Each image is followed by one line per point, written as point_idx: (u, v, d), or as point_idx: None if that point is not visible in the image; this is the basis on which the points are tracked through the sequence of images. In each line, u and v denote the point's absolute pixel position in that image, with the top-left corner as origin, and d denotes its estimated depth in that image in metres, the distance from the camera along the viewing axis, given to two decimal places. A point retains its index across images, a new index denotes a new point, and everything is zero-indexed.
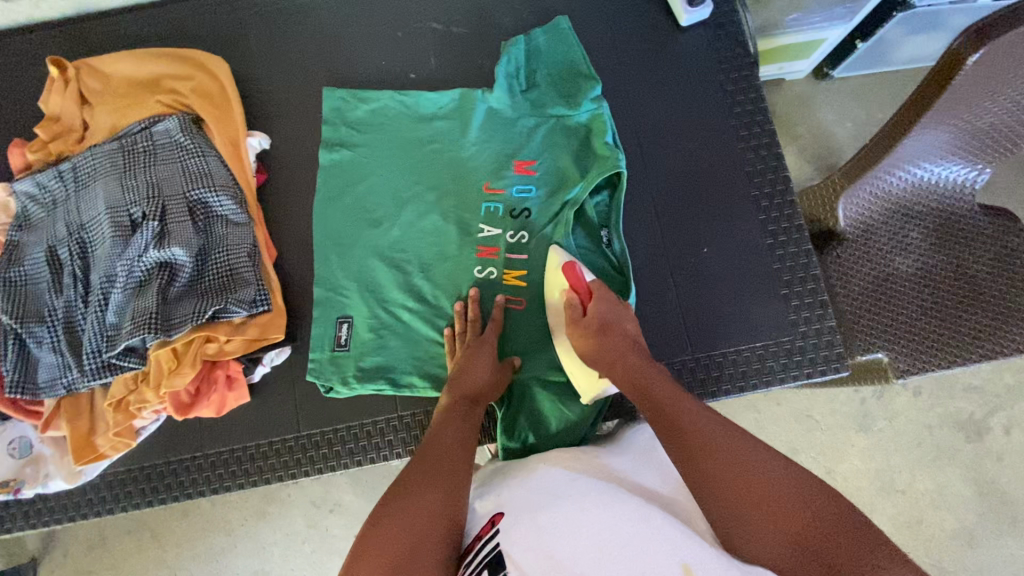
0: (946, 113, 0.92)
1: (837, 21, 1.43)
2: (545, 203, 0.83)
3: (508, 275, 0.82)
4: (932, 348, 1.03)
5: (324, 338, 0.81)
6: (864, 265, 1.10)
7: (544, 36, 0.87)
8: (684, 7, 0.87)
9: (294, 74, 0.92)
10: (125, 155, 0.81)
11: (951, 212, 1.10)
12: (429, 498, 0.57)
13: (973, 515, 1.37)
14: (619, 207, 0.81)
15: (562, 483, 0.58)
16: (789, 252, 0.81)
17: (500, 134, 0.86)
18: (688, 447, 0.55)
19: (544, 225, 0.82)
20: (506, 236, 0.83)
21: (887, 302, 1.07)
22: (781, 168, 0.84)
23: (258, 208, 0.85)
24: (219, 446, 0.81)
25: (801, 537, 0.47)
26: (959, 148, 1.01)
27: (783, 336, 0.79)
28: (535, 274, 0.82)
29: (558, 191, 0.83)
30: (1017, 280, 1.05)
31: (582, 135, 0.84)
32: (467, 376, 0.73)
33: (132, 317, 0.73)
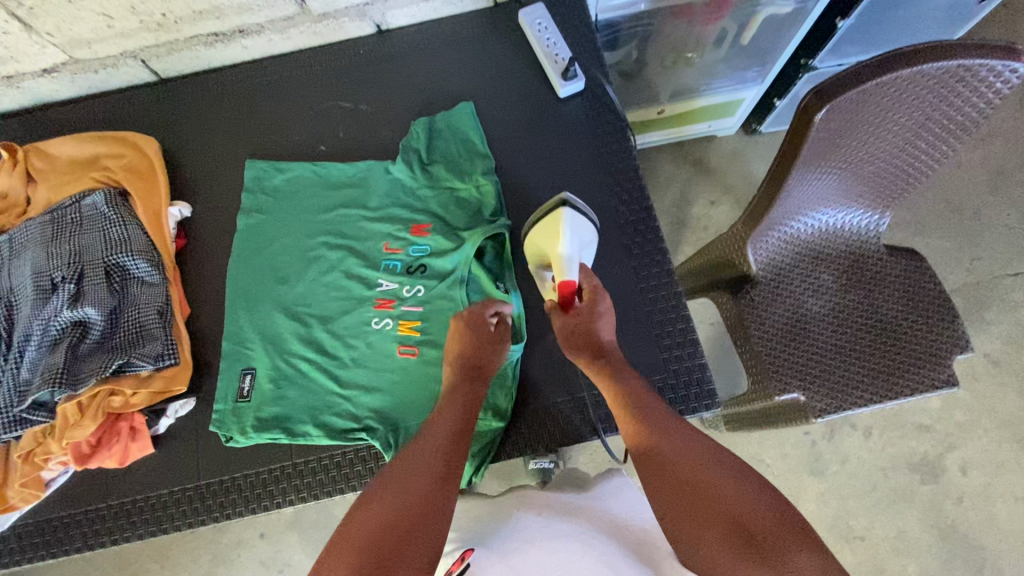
0: (812, 164, 1.00)
1: (750, 82, 1.55)
2: (438, 262, 0.90)
3: (402, 326, 0.88)
4: (846, 386, 1.09)
5: (229, 390, 0.86)
6: (778, 306, 1.18)
7: (447, 118, 0.97)
8: (560, 81, 0.96)
9: (216, 149, 1.01)
10: (55, 226, 0.89)
11: (858, 254, 1.20)
12: (420, 490, 0.63)
13: (937, 561, 1.34)
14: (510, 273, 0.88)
15: (533, 528, 0.65)
16: (663, 295, 0.87)
17: (400, 199, 0.95)
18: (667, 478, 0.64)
19: (436, 283, 0.89)
20: (402, 291, 0.89)
21: (800, 342, 1.15)
22: (654, 219, 0.91)
23: (175, 269, 0.93)
24: (123, 496, 0.84)
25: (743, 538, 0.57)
26: (844, 193, 1.11)
27: (657, 374, 0.83)
28: (428, 325, 0.87)
29: (447, 253, 0.90)
30: (924, 318, 1.13)
31: (474, 205, 0.92)
32: (477, 355, 0.79)
33: (42, 373, 0.79)
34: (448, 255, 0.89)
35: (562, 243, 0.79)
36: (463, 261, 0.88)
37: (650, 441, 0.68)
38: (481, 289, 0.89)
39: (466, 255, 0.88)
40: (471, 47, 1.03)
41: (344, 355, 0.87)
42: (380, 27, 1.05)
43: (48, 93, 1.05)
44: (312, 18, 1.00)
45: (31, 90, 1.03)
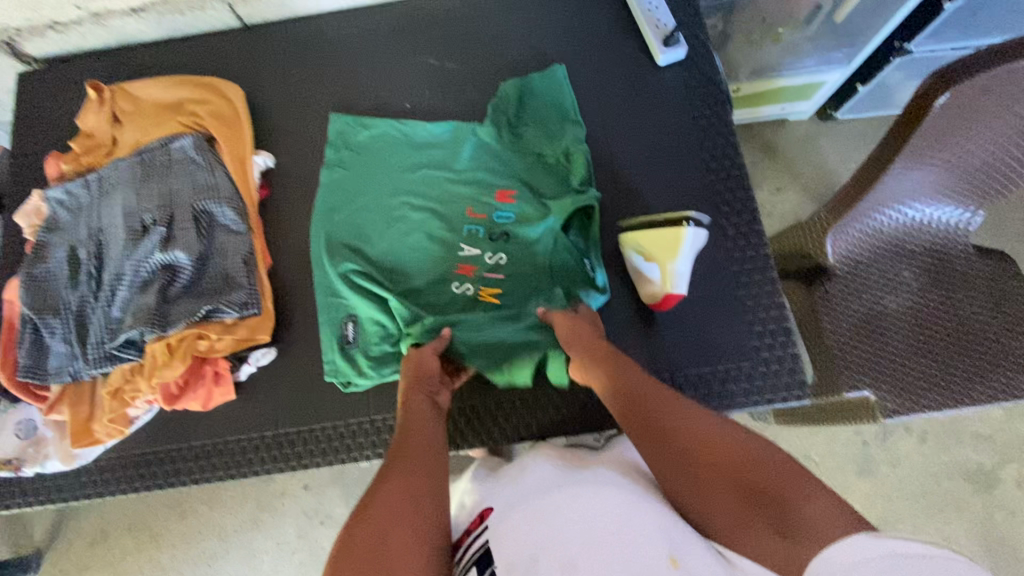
0: (919, 154, 0.94)
1: (835, 64, 1.43)
2: (522, 230, 0.87)
3: (483, 292, 0.86)
4: (919, 389, 1.04)
5: (333, 339, 0.86)
6: (853, 301, 1.12)
7: (539, 80, 0.93)
8: (660, 48, 0.92)
9: (300, 100, 1.00)
10: (144, 168, 0.89)
11: (942, 253, 1.13)
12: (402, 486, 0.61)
13: None
14: (596, 245, 0.86)
15: (543, 476, 0.64)
16: (756, 280, 0.84)
17: (486, 162, 0.92)
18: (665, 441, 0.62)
19: (519, 252, 0.87)
20: (484, 257, 0.88)
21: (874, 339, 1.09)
22: (751, 200, 0.87)
23: (259, 219, 0.92)
24: (203, 439, 0.86)
25: (755, 493, 0.54)
26: (943, 187, 1.04)
27: (745, 361, 0.80)
28: (508, 292, 0.86)
29: (532, 221, 0.88)
30: (1008, 325, 1.07)
31: (563, 174, 0.90)
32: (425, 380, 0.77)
33: (134, 312, 0.81)
34: (534, 223, 0.87)
35: (677, 261, 0.77)
36: (549, 228, 0.86)
37: (645, 411, 0.66)
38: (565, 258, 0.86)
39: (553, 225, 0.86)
40: (566, 8, 0.99)
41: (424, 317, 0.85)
42: None
43: (134, 34, 1.04)
44: None
45: (119, 29, 1.02)
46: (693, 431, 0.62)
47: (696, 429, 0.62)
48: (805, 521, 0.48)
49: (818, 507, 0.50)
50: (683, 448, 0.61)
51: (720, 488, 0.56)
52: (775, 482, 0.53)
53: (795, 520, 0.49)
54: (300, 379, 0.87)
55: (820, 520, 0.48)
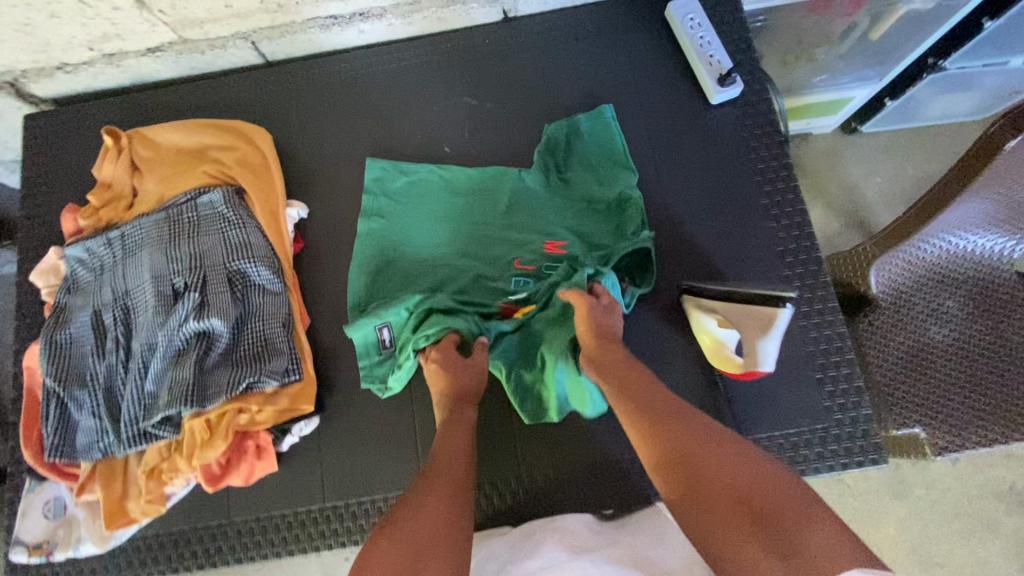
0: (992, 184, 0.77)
1: (867, 82, 1.37)
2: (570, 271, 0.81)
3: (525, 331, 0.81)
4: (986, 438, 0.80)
5: (368, 345, 0.82)
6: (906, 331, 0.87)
7: (587, 121, 0.89)
8: (716, 87, 0.87)
9: (331, 144, 0.94)
10: (171, 226, 0.84)
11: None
12: (432, 504, 0.58)
13: None
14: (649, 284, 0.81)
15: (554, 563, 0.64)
16: (824, 336, 0.80)
17: (531, 203, 0.88)
18: (663, 445, 0.59)
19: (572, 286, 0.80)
20: (534, 296, 0.82)
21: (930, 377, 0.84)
22: (815, 249, 0.83)
23: (294, 276, 0.87)
24: (245, 514, 0.81)
25: (752, 509, 0.50)
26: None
27: (818, 424, 0.77)
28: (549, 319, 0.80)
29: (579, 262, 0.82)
30: None
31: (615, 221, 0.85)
32: (452, 385, 0.74)
33: (170, 388, 0.75)
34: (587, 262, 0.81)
35: (766, 338, 0.69)
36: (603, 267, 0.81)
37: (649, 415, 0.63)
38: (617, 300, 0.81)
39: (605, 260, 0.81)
40: (612, 42, 0.94)
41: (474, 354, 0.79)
42: (508, 13, 0.96)
43: (150, 72, 0.98)
44: (439, 4, 0.92)
45: (133, 68, 0.96)
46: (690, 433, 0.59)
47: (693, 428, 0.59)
48: (806, 547, 0.46)
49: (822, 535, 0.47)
50: (680, 452, 0.57)
51: (715, 503, 0.52)
52: (773, 496, 0.51)
53: (796, 547, 0.46)
54: (346, 448, 0.82)
55: (821, 547, 0.46)
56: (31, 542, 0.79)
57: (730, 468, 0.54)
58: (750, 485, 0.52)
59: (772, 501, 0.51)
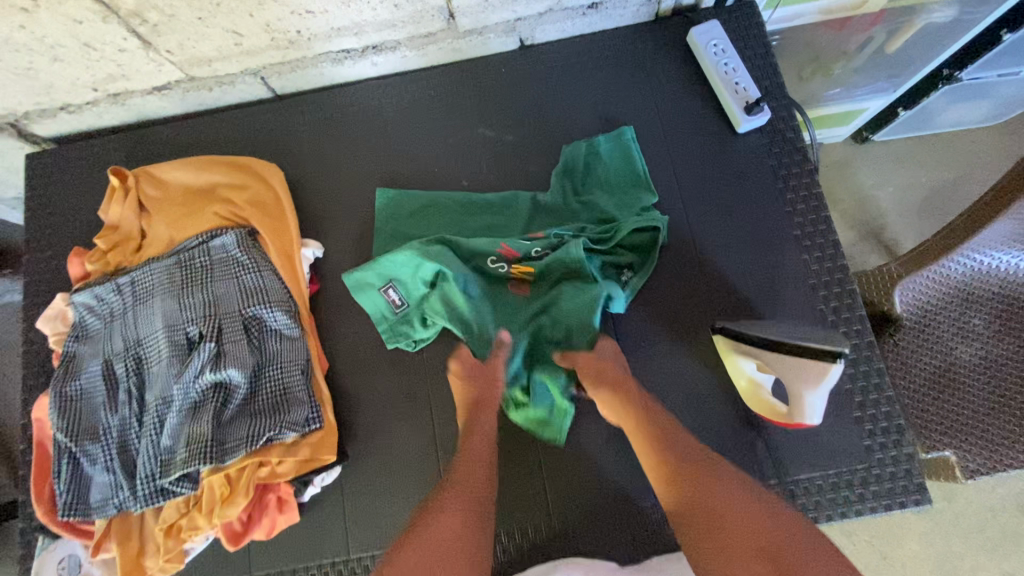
0: None
1: (881, 94, 1.32)
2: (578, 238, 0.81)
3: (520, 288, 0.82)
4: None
5: (380, 305, 0.83)
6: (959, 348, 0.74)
7: (606, 143, 0.86)
8: (742, 116, 0.84)
9: (345, 179, 0.92)
10: (183, 271, 0.81)
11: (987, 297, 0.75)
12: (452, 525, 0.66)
13: None
14: (646, 273, 0.80)
15: None
16: (861, 372, 0.78)
17: (547, 220, 0.85)
18: (693, 495, 0.66)
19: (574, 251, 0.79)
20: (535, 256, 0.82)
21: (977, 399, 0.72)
22: (849, 281, 0.81)
23: (310, 318, 0.84)
24: (267, 569, 0.78)
25: (777, 558, 0.59)
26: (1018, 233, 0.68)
27: (859, 463, 0.75)
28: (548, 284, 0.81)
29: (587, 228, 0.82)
30: None
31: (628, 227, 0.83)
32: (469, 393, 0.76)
33: (187, 443, 0.73)
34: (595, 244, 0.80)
35: (814, 392, 0.67)
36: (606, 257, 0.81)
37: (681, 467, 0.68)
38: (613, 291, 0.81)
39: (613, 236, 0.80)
40: (633, 69, 0.91)
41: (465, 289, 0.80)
42: (524, 42, 0.93)
43: (155, 110, 0.95)
44: (455, 34, 0.89)
45: (138, 106, 0.93)
46: (719, 488, 0.66)
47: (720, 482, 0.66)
48: None
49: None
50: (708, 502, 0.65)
51: (742, 551, 0.60)
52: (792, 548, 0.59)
53: None
54: (370, 496, 0.80)
55: None
56: None
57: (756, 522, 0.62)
58: (774, 539, 0.60)
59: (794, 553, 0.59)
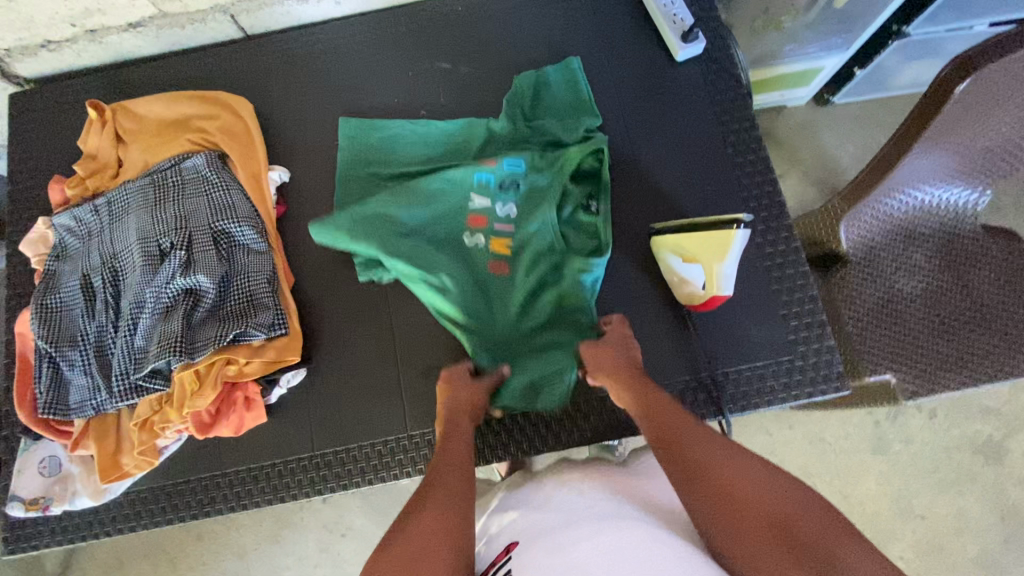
0: (945, 132, 0.79)
1: (835, 50, 1.34)
2: (536, 180, 0.86)
3: (493, 243, 0.85)
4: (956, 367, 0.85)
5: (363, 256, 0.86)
6: (871, 286, 0.92)
7: (555, 72, 0.92)
8: (680, 44, 0.91)
9: (311, 110, 0.97)
10: (156, 190, 0.86)
11: (906, 236, 0.93)
12: (437, 521, 0.57)
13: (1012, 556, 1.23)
14: (608, 198, 0.84)
15: (570, 507, 0.63)
16: (787, 275, 0.84)
17: (501, 145, 0.91)
18: (689, 468, 0.60)
19: (537, 210, 0.83)
20: (500, 208, 0.86)
21: (901, 324, 0.89)
22: (777, 194, 0.88)
23: (277, 236, 0.90)
24: (237, 465, 0.84)
25: (789, 533, 0.51)
26: (940, 167, 0.85)
27: (784, 356, 0.81)
28: (518, 238, 0.84)
29: (548, 171, 0.86)
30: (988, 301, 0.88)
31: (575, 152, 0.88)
32: (460, 403, 0.74)
33: (159, 341, 0.78)
34: (556, 200, 0.83)
35: (724, 262, 0.76)
36: (570, 204, 0.84)
37: (682, 448, 0.62)
38: (586, 230, 0.85)
39: (563, 179, 0.84)
40: (581, 6, 0.97)
41: (434, 233, 0.85)
42: None
43: (131, 49, 1.00)
44: None
45: (115, 45, 0.98)
46: (722, 464, 0.59)
47: (723, 456, 0.60)
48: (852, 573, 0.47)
49: (864, 562, 0.47)
50: (707, 477, 0.58)
51: (756, 528, 0.52)
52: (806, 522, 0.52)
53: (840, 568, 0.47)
54: (334, 399, 0.85)
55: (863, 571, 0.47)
56: (28, 497, 0.81)
57: (765, 496, 0.55)
58: (785, 514, 0.53)
59: (810, 528, 0.51)
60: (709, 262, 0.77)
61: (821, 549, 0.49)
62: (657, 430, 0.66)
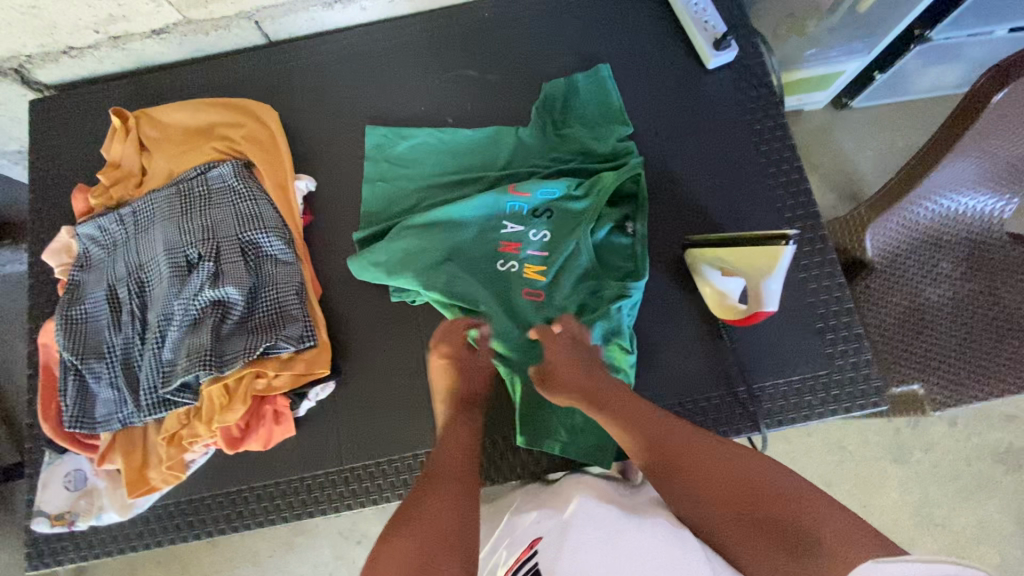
0: (982, 139, 0.76)
1: (857, 55, 1.32)
2: (569, 203, 0.84)
3: (528, 269, 0.84)
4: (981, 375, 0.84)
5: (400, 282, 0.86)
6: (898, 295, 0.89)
7: (584, 80, 0.91)
8: (711, 51, 0.90)
9: (336, 117, 0.96)
10: (182, 200, 0.85)
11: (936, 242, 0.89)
12: (439, 510, 0.59)
13: None
14: (645, 219, 0.83)
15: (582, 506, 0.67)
16: (823, 286, 0.83)
17: (530, 164, 0.89)
18: (665, 458, 0.64)
19: (571, 236, 0.82)
20: (533, 233, 0.85)
21: (928, 334, 0.87)
22: (811, 204, 0.86)
23: (304, 247, 0.89)
24: (265, 479, 0.83)
25: (766, 511, 0.55)
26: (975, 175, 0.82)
27: (819, 369, 0.80)
28: (553, 264, 0.83)
29: (581, 192, 0.84)
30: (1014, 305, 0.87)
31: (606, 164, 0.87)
32: (460, 387, 0.75)
33: (188, 354, 0.77)
34: (592, 226, 0.82)
35: (770, 279, 0.75)
36: (605, 224, 0.83)
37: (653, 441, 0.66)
38: (622, 252, 0.84)
39: (599, 202, 0.82)
40: (609, 13, 0.96)
41: (466, 258, 0.84)
42: None
43: (154, 55, 0.99)
44: None
45: (137, 51, 0.97)
46: (692, 448, 0.63)
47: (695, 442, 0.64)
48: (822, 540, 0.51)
49: (838, 526, 0.51)
50: (683, 464, 0.63)
51: (733, 509, 0.58)
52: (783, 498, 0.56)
53: (812, 538, 0.51)
54: (364, 411, 0.84)
55: (837, 537, 0.51)
56: (54, 512, 0.81)
57: (736, 474, 0.59)
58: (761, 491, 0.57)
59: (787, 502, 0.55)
60: (754, 278, 0.76)
61: (796, 521, 0.53)
62: (626, 425, 0.69)
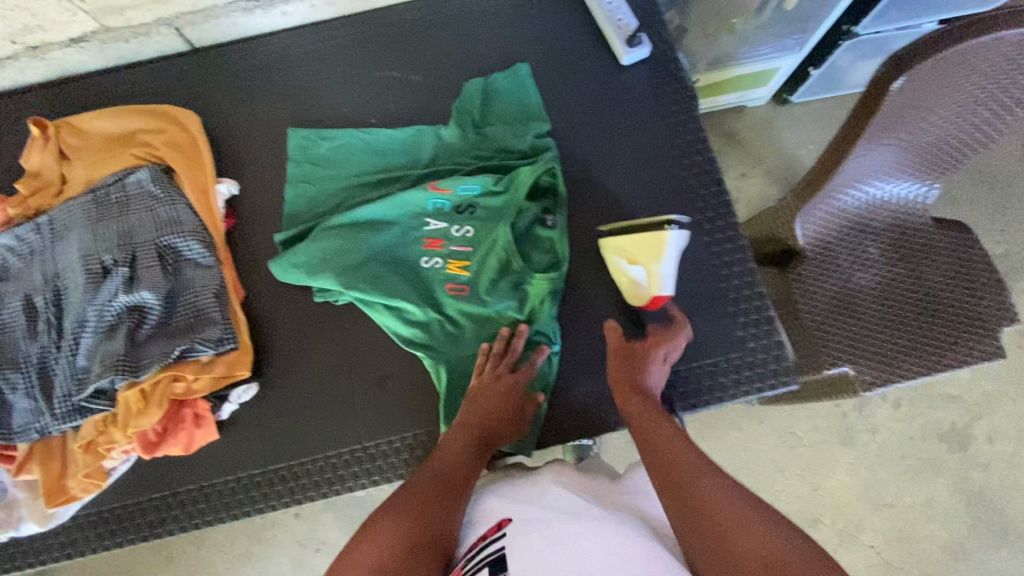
0: (887, 132, 0.78)
1: (788, 51, 1.37)
2: (490, 197, 0.86)
3: (451, 264, 0.84)
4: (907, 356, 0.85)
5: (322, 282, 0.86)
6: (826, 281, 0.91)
7: (503, 79, 0.93)
8: (625, 48, 0.92)
9: (261, 121, 0.96)
10: (99, 206, 0.85)
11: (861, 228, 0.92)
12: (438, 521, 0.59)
13: (981, 543, 1.22)
14: (565, 213, 0.85)
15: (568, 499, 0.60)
16: (735, 272, 0.86)
17: (452, 161, 0.90)
18: (678, 491, 0.57)
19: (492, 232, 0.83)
20: (457, 229, 0.86)
21: (856, 317, 0.88)
22: (724, 193, 0.89)
23: (227, 250, 0.89)
24: (188, 484, 0.82)
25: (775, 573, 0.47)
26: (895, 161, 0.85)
27: (732, 352, 0.82)
28: (476, 258, 0.84)
29: (501, 187, 0.86)
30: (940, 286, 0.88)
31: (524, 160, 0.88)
32: (480, 390, 0.74)
33: (102, 360, 0.77)
34: (510, 220, 0.83)
35: (661, 263, 0.79)
36: (526, 218, 0.84)
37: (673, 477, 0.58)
38: (544, 244, 0.85)
39: (518, 196, 0.84)
40: (528, 13, 0.99)
41: (390, 256, 0.85)
42: None
43: (77, 64, 0.99)
44: None
45: (58, 60, 0.97)
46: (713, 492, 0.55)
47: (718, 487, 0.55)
48: None
49: None
50: (695, 502, 0.55)
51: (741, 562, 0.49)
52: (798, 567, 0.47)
53: None
54: (287, 411, 0.84)
55: None
56: None
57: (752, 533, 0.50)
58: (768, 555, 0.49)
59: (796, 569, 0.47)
60: (649, 265, 0.79)
61: None
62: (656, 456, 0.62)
